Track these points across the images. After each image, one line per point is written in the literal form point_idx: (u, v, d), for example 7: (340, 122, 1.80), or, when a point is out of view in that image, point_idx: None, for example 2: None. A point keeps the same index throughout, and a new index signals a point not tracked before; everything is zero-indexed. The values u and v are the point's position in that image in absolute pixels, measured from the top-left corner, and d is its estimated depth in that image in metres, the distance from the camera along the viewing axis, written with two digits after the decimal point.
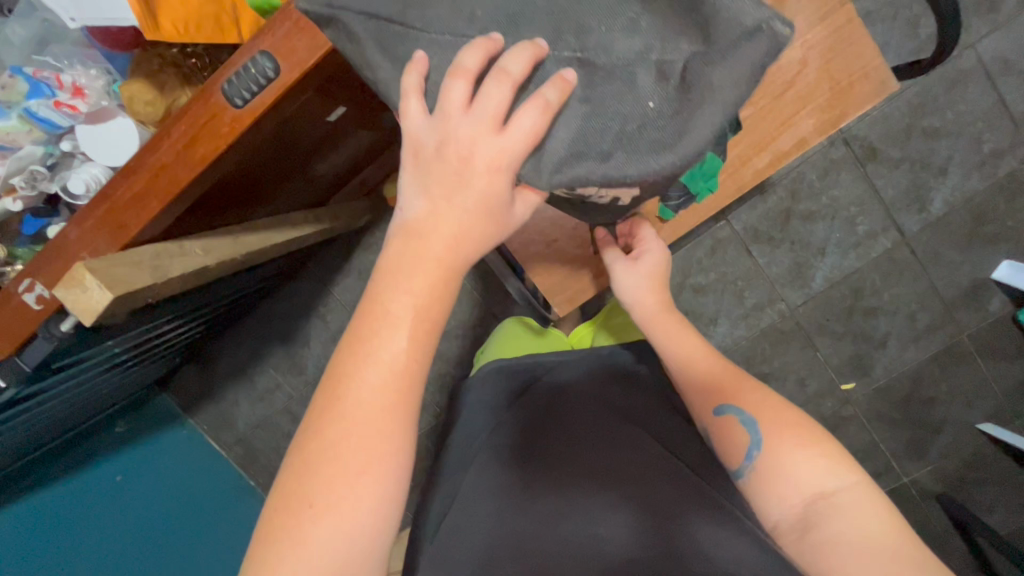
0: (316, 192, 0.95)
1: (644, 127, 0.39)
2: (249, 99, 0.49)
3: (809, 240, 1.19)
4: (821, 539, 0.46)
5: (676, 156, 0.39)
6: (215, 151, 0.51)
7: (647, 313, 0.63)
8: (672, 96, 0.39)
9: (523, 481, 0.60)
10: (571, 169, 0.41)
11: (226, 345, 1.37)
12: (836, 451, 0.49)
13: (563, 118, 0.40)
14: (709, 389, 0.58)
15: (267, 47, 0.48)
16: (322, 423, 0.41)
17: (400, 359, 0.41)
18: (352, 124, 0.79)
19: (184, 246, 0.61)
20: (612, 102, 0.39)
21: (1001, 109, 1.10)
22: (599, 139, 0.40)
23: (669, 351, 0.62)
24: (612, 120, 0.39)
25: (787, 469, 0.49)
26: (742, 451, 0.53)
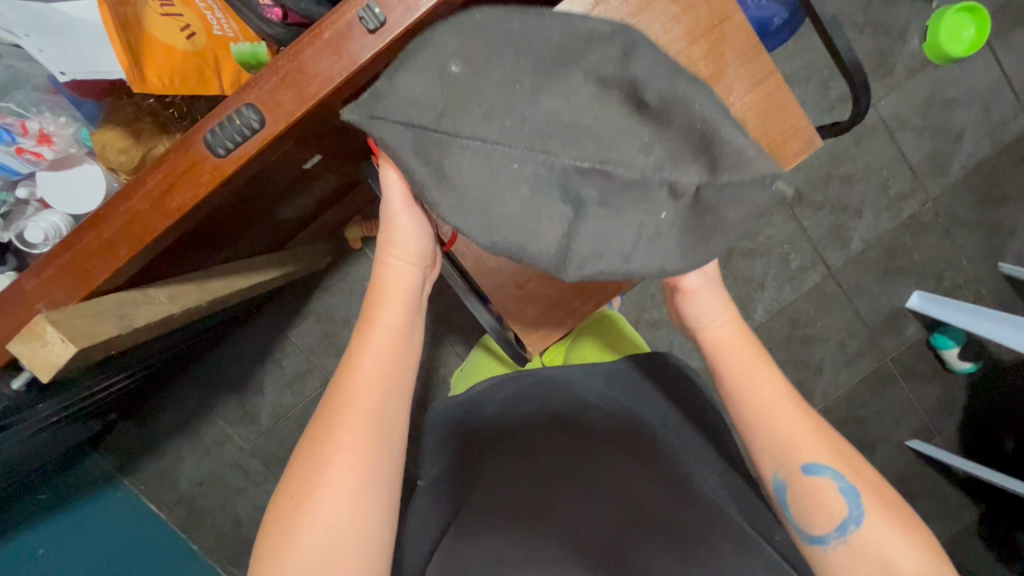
0: (277, 235, 0.94)
1: (659, 235, 0.45)
2: (232, 149, 0.50)
3: (750, 275, 1.29)
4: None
5: (684, 262, 0.47)
6: (194, 199, 0.50)
7: (722, 345, 0.57)
8: (680, 214, 0.45)
9: (513, 500, 0.59)
10: (593, 265, 0.46)
11: (171, 395, 1.29)
12: (924, 540, 0.49)
13: (582, 224, 0.45)
14: (788, 450, 0.52)
15: (252, 100, 0.49)
16: (310, 457, 0.47)
17: (374, 411, 0.49)
18: (327, 167, 0.79)
19: (148, 294, 0.59)
20: (631, 211, 0.44)
21: (899, 159, 1.26)
22: (618, 244, 0.45)
23: (738, 388, 0.55)
24: (629, 227, 0.45)
25: (879, 549, 0.49)
26: (835, 522, 0.50)
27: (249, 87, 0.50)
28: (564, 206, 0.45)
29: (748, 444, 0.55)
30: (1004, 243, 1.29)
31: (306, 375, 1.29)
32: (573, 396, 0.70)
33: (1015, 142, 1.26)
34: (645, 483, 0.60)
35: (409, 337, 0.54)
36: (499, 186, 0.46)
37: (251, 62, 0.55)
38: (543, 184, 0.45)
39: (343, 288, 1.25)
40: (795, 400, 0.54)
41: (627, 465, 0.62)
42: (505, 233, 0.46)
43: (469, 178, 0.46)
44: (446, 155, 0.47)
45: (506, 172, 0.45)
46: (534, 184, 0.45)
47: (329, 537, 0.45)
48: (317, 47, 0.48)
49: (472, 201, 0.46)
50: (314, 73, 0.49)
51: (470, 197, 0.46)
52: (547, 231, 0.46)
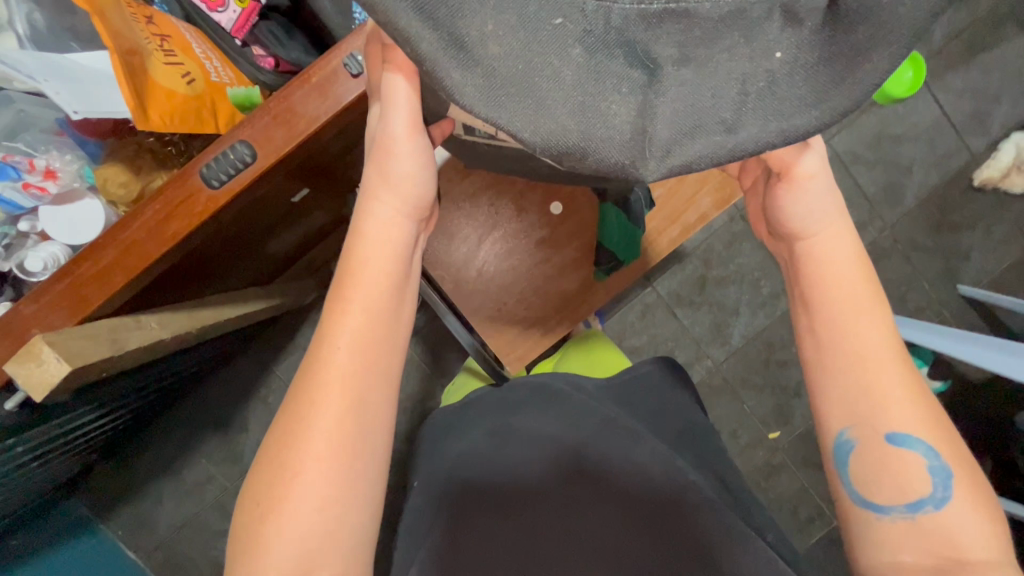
0: (266, 270, 0.98)
1: (773, 83, 0.36)
2: (226, 181, 0.54)
3: (723, 302, 1.34)
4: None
5: (812, 113, 0.36)
6: (188, 227, 0.54)
7: (838, 272, 0.53)
8: (797, 53, 0.36)
9: (512, 510, 0.63)
10: (692, 144, 0.36)
11: (156, 434, 1.28)
12: (998, 526, 0.51)
13: (665, 86, 0.35)
14: (876, 410, 0.52)
15: (245, 137, 0.54)
16: (286, 442, 0.49)
17: (353, 399, 0.50)
18: (314, 203, 0.84)
19: (140, 320, 0.62)
20: (723, 62, 0.35)
21: (855, 190, 1.35)
22: (718, 104, 0.35)
23: (842, 322, 0.52)
24: (725, 83, 0.35)
25: (951, 530, 0.50)
26: (908, 494, 0.51)
27: (243, 125, 0.55)
28: (633, 68, 0.35)
29: (827, 400, 0.54)
30: (960, 266, 1.37)
31: None
32: (570, 398, 0.72)
33: (961, 172, 1.35)
34: (645, 493, 0.63)
35: (386, 316, 0.52)
36: (541, 58, 0.35)
37: (246, 104, 0.61)
38: (599, 45, 0.35)
39: None
40: (895, 343, 0.53)
41: (627, 484, 0.64)
42: (563, 120, 0.35)
43: (502, 50, 0.35)
44: (463, 22, 0.35)
45: (547, 34, 0.35)
46: (587, 45, 0.35)
47: (302, 542, 0.47)
48: (305, 90, 0.54)
49: (505, 80, 0.35)
50: (303, 112, 0.54)
51: (504, 76, 0.35)
52: (616, 110, 0.36)
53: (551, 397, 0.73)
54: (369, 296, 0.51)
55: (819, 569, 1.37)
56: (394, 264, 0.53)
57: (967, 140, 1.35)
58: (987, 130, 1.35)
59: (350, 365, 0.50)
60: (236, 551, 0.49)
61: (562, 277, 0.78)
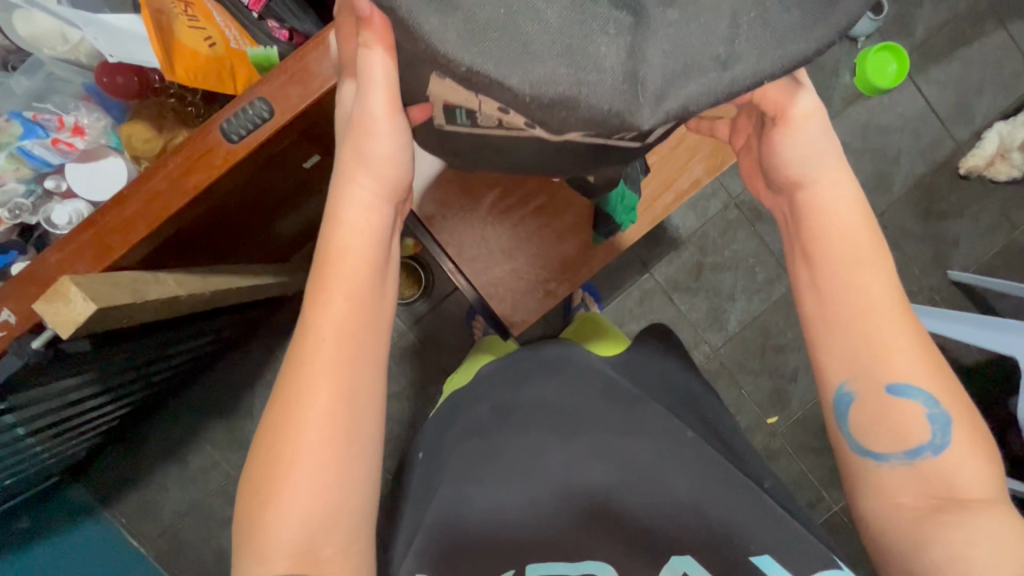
0: (277, 248, 1.01)
1: (764, 19, 0.38)
2: (245, 136, 0.57)
3: (719, 288, 1.37)
4: (946, 527, 0.48)
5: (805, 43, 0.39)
6: (207, 179, 0.58)
7: (839, 224, 0.54)
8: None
9: (515, 465, 0.64)
10: (688, 82, 0.37)
11: (160, 421, 1.30)
12: (995, 471, 0.51)
13: (656, 26, 0.37)
14: (877, 359, 0.52)
15: (263, 94, 0.57)
16: (277, 436, 0.47)
17: (339, 386, 0.48)
18: (316, 179, 0.87)
19: (158, 276, 0.64)
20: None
21: None
22: (712, 41, 0.37)
23: (845, 273, 0.53)
24: (713, 19, 0.38)
25: (948, 471, 0.50)
26: (905, 443, 0.52)
27: (261, 83, 0.58)
28: (621, 10, 0.37)
29: (827, 352, 0.55)
30: (950, 253, 1.40)
31: None
32: (574, 359, 0.76)
33: (947, 161, 1.40)
34: (647, 446, 0.63)
35: (369, 298, 0.51)
36: (523, 6, 0.37)
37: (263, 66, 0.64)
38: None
39: None
40: (896, 293, 0.53)
41: (628, 435, 0.65)
42: (552, 64, 0.36)
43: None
44: None
45: None
46: None
47: (303, 526, 0.46)
48: (321, 50, 0.57)
49: (485, 26, 0.37)
50: (318, 71, 0.57)
51: (485, 21, 0.37)
52: (605, 52, 0.37)
53: (552, 360, 0.76)
54: (352, 281, 0.50)
55: None
56: (377, 245, 0.52)
57: (951, 130, 1.40)
58: (971, 120, 1.40)
59: (338, 349, 0.48)
60: (238, 546, 0.47)
61: (562, 242, 0.81)
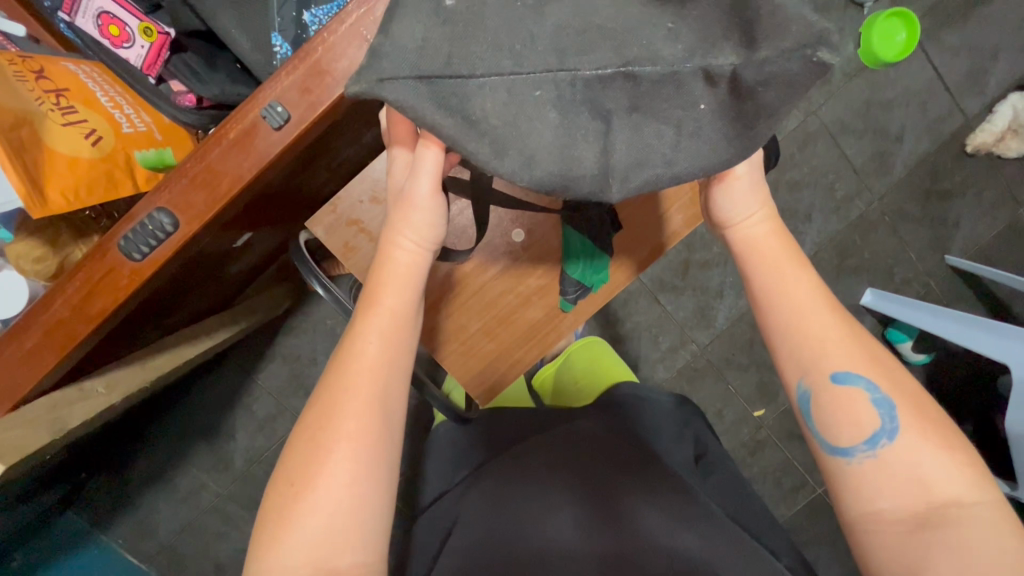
0: (230, 292, 0.93)
1: (700, 129, 0.40)
2: (148, 252, 0.50)
3: (707, 285, 1.32)
4: (939, 545, 0.44)
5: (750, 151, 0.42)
6: (116, 302, 0.51)
7: (762, 250, 0.53)
8: (721, 104, 0.40)
9: (499, 513, 0.66)
10: (638, 176, 0.41)
11: (144, 446, 1.29)
12: (966, 454, 0.48)
13: (616, 130, 0.40)
14: (816, 356, 0.50)
15: (163, 203, 0.50)
16: (314, 432, 0.47)
17: (378, 395, 0.48)
18: (268, 233, 0.80)
19: (84, 388, 0.59)
20: (668, 107, 0.40)
21: (844, 161, 1.29)
22: (658, 144, 0.40)
23: (761, 276, 0.53)
24: (668, 125, 0.40)
25: (925, 466, 0.47)
26: (865, 434, 0.49)
27: (160, 189, 0.50)
28: (595, 121, 0.39)
29: (778, 358, 0.53)
30: (950, 236, 1.33)
31: (277, 417, 1.30)
32: (575, 426, 0.80)
33: (954, 138, 1.30)
34: (637, 500, 0.65)
35: (408, 325, 0.51)
36: (525, 121, 0.39)
37: (157, 166, 0.59)
38: (573, 106, 0.39)
39: (308, 328, 1.26)
40: (836, 309, 0.52)
41: (624, 490, 0.66)
42: (549, 170, 0.39)
43: (502, 120, 0.38)
44: (469, 99, 0.38)
45: (530, 102, 0.39)
46: (560, 106, 0.39)
47: (328, 520, 0.45)
48: (223, 147, 0.49)
49: (500, 142, 0.39)
50: (224, 172, 0.49)
51: (499, 142, 0.39)
52: (584, 154, 0.40)
53: (556, 433, 0.79)
54: (398, 298, 0.51)
55: (802, 534, 1.41)
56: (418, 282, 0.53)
57: (961, 103, 1.28)
58: (983, 91, 1.28)
59: (380, 354, 0.49)
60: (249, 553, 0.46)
61: (527, 307, 0.73)
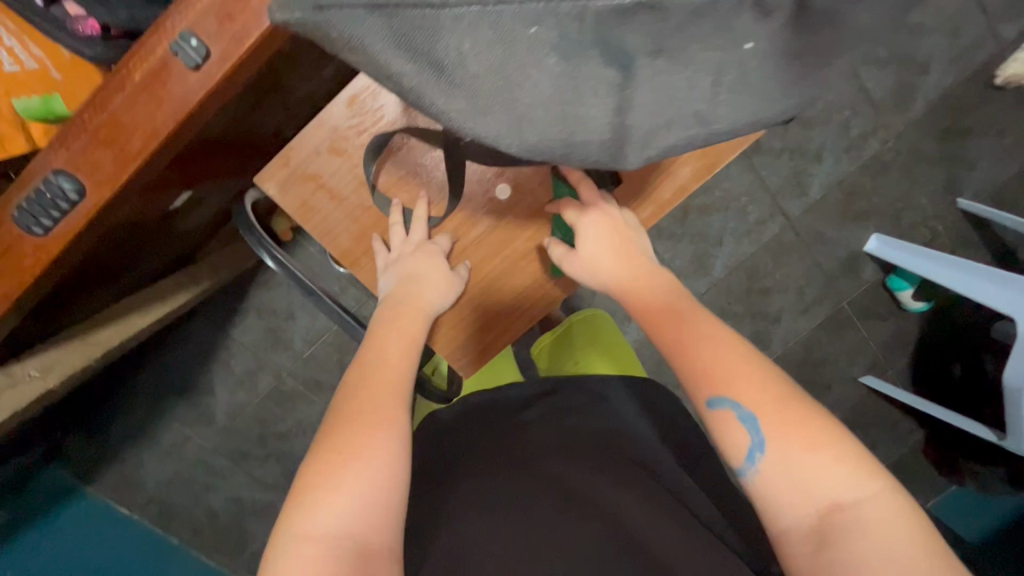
0: (190, 249, 0.85)
1: (732, 77, 0.39)
2: (51, 226, 0.42)
3: (707, 232, 1.25)
4: (841, 559, 0.39)
5: (779, 105, 0.42)
6: (22, 285, 0.43)
7: (634, 291, 0.56)
8: (771, 43, 0.38)
9: (493, 499, 0.58)
10: (659, 139, 0.40)
11: (123, 403, 1.25)
12: (848, 449, 0.43)
13: (640, 86, 0.37)
14: (695, 379, 0.48)
15: (61, 165, 0.40)
16: (346, 418, 0.45)
17: (404, 388, 0.48)
18: (218, 187, 0.70)
19: (17, 373, 0.55)
20: (697, 54, 0.37)
21: (861, 96, 1.19)
22: (686, 97, 0.39)
23: (644, 318, 0.54)
24: (692, 77, 0.38)
25: (805, 477, 0.43)
26: (742, 453, 0.45)
27: (57, 146, 0.41)
28: (608, 68, 0.36)
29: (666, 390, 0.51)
30: (962, 177, 1.25)
31: (257, 372, 1.26)
32: (561, 397, 0.74)
33: (985, 68, 1.18)
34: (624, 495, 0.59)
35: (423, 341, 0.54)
36: (516, 71, 0.36)
37: (46, 116, 0.54)
38: (575, 48, 0.36)
39: (283, 281, 1.20)
40: (709, 327, 0.50)
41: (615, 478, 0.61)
42: (546, 127, 0.38)
43: (479, 66, 0.36)
44: (435, 41, 0.36)
45: (522, 45, 0.36)
46: (562, 51, 0.36)
47: (364, 497, 0.41)
48: (127, 93, 0.39)
49: (486, 93, 0.37)
50: (132, 125, 0.40)
51: (484, 92, 0.37)
52: (592, 109, 0.38)
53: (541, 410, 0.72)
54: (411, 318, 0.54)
55: None
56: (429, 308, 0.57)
57: (996, 28, 1.16)
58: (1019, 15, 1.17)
59: (403, 367, 0.50)
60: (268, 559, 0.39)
61: (514, 272, 0.66)
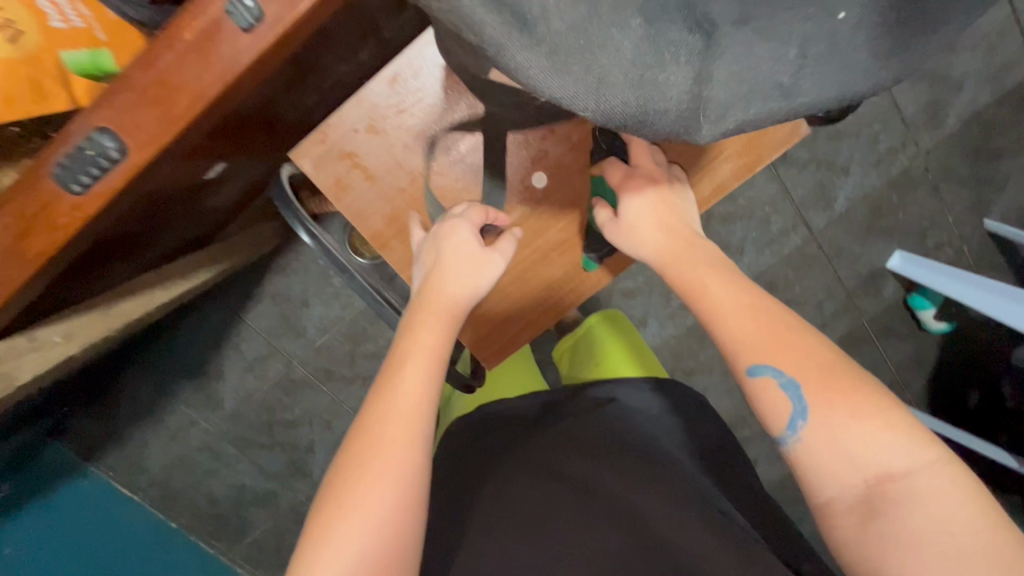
0: (211, 227, 0.84)
1: (817, 53, 0.36)
2: (90, 184, 0.41)
3: (729, 240, 1.22)
4: (890, 532, 0.40)
5: (868, 81, 0.38)
6: (56, 246, 0.42)
7: (671, 257, 0.54)
8: (860, 21, 0.37)
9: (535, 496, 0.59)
10: (742, 110, 0.36)
11: (129, 384, 1.23)
12: (898, 416, 0.43)
13: (723, 54, 0.35)
14: (736, 350, 0.48)
15: (104, 122, 0.39)
16: (364, 441, 0.45)
17: (423, 409, 0.47)
18: (248, 163, 0.69)
19: (37, 335, 0.52)
20: (777, 27, 0.36)
21: (894, 110, 1.17)
22: (772, 68, 0.36)
23: (685, 288, 0.52)
24: (778, 49, 0.36)
25: (851, 446, 0.42)
26: (783, 420, 0.45)
27: (100, 103, 0.40)
28: (693, 36, 0.34)
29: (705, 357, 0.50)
30: (992, 199, 1.24)
31: (267, 358, 1.25)
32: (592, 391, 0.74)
33: (1018, 89, 1.17)
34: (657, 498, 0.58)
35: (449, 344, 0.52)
36: (604, 29, 0.32)
37: (93, 72, 0.50)
38: (658, 15, 0.34)
39: (298, 267, 1.18)
40: (745, 292, 0.50)
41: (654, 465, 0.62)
42: (629, 88, 0.33)
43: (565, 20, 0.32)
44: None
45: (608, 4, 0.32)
46: (647, 15, 0.33)
47: (376, 525, 0.42)
48: (178, 52, 0.38)
49: (566, 47, 0.32)
50: (181, 86, 0.39)
51: (566, 47, 0.32)
52: (677, 77, 0.34)
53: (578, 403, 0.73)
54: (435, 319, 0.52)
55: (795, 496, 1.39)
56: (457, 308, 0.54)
57: None
58: None
59: (425, 374, 0.49)
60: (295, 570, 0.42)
61: (545, 263, 0.65)
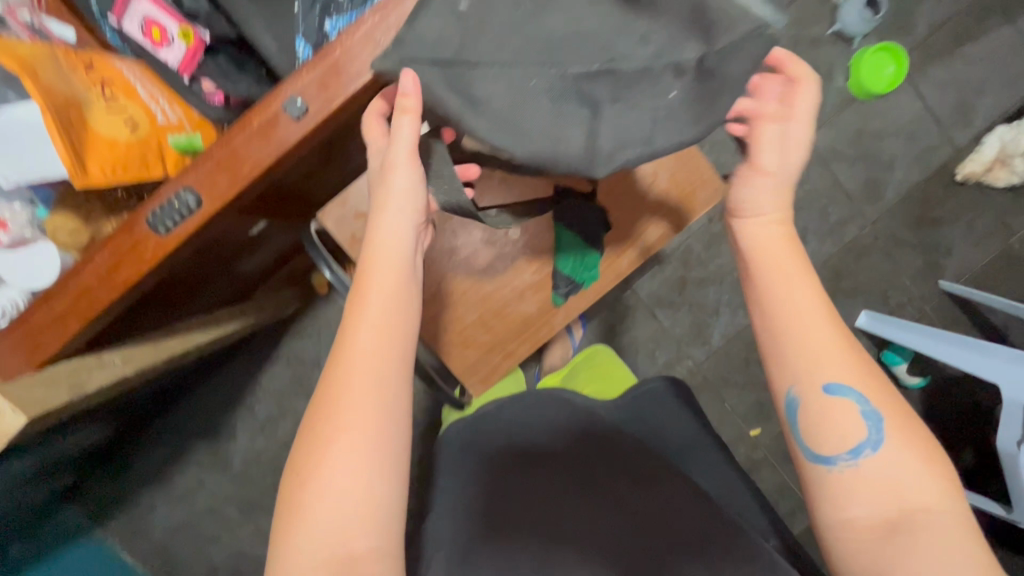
0: (243, 288, 0.98)
1: (672, 113, 0.49)
2: (171, 228, 0.55)
3: (703, 301, 1.35)
4: (905, 550, 0.47)
5: (698, 131, 0.50)
6: (139, 274, 0.55)
7: (768, 256, 0.56)
8: (690, 89, 0.48)
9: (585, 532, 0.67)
10: (622, 154, 0.48)
11: (148, 443, 1.32)
12: (942, 469, 0.50)
13: (604, 117, 0.47)
14: (817, 366, 0.52)
15: (189, 183, 0.55)
16: (323, 417, 0.48)
17: (377, 383, 0.49)
18: (280, 228, 0.85)
19: (102, 358, 0.63)
20: (643, 96, 0.48)
21: (836, 187, 1.35)
22: (640, 126, 0.48)
23: (771, 289, 0.55)
24: (642, 113, 0.48)
25: (892, 479, 0.50)
26: (851, 443, 0.51)
27: (188, 171, 0.56)
28: (581, 108, 0.47)
29: (779, 356, 0.54)
30: (942, 262, 1.36)
31: (277, 418, 1.33)
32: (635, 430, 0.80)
33: (944, 167, 1.34)
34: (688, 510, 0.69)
35: (404, 314, 0.51)
36: (522, 103, 0.47)
37: (186, 150, 0.69)
38: (560, 92, 0.47)
39: (311, 331, 1.30)
40: (834, 323, 0.54)
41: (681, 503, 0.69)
42: (540, 142, 0.47)
43: (500, 97, 0.47)
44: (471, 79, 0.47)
45: (524, 87, 0.47)
46: (552, 94, 0.47)
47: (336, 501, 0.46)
48: (247, 135, 0.55)
49: (501, 114, 0.47)
50: (246, 157, 0.55)
51: (500, 116, 0.47)
52: (572, 133, 0.47)
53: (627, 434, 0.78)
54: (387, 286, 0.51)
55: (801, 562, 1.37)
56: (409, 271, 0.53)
57: (950, 134, 1.34)
58: (971, 123, 1.33)
59: (377, 346, 0.49)
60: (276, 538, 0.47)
61: (521, 301, 0.77)
